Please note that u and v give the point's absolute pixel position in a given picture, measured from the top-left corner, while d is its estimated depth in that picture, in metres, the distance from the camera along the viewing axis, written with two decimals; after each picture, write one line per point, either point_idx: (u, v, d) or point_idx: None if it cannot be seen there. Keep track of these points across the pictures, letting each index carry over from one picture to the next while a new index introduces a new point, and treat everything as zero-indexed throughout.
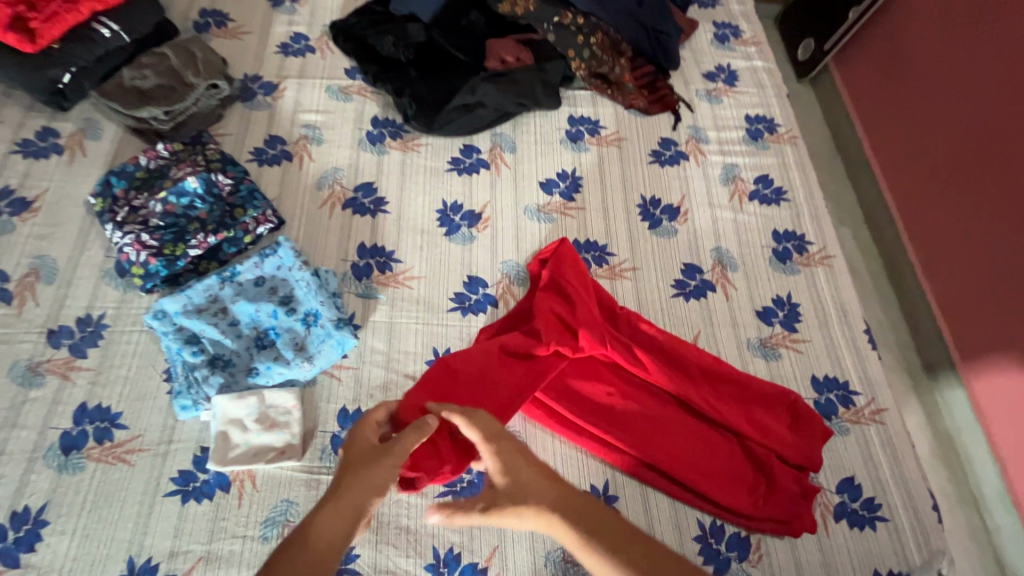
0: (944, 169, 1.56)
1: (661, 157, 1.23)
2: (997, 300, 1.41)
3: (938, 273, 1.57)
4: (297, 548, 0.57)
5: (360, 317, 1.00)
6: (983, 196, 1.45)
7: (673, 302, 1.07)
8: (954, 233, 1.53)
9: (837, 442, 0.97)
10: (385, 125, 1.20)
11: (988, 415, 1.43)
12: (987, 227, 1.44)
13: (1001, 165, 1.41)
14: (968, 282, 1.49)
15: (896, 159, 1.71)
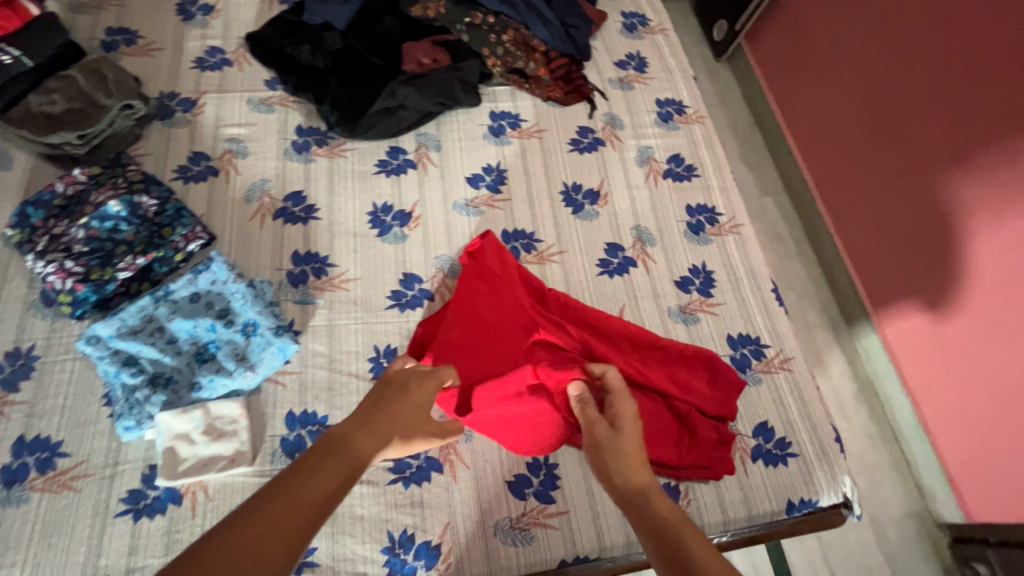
0: (846, 135, 1.69)
1: (580, 145, 1.30)
2: (897, 251, 1.56)
3: (852, 232, 1.71)
4: (333, 456, 0.62)
5: (300, 323, 1.03)
6: (878, 158, 1.59)
7: (599, 280, 1.15)
8: (860, 194, 1.66)
9: (751, 392, 1.07)
10: (310, 133, 1.22)
11: (898, 352, 1.60)
12: (884, 187, 1.58)
13: (890, 128, 1.54)
14: (874, 237, 1.63)
15: (807, 130, 1.84)
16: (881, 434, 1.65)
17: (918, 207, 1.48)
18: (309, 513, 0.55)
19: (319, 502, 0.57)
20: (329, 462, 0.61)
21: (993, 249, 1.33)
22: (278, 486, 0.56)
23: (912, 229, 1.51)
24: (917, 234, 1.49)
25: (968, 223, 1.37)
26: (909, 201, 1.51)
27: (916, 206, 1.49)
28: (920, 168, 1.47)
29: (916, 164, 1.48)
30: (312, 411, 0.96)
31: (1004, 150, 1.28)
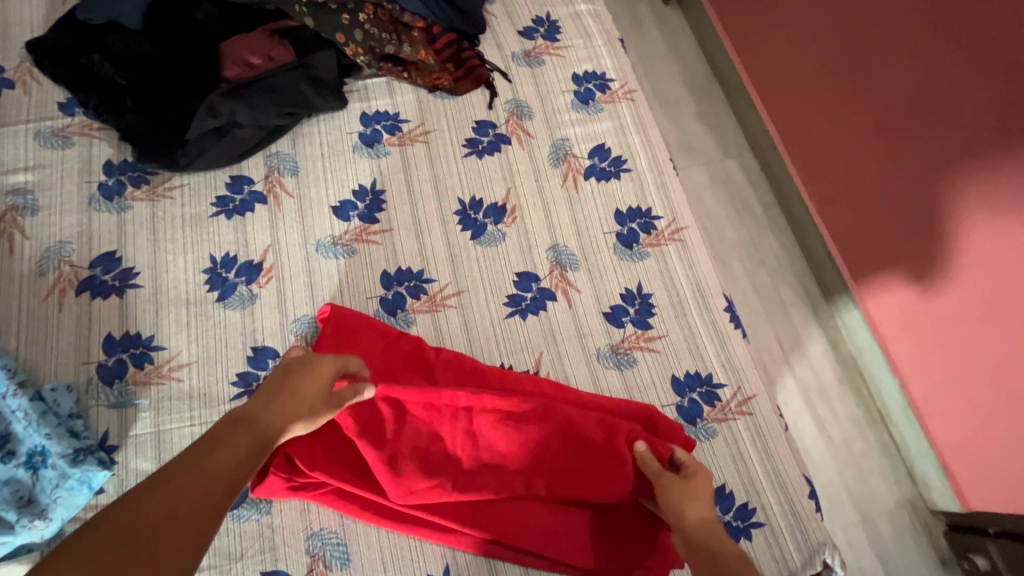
0: (816, 79, 1.38)
1: (478, 146, 1.04)
2: (875, 218, 1.26)
3: (825, 197, 1.40)
4: (232, 437, 0.61)
5: (115, 435, 0.79)
6: (854, 104, 1.28)
7: (508, 324, 0.92)
8: (830, 149, 1.36)
9: (704, 450, 0.87)
10: (124, 171, 0.95)
11: (884, 331, 1.29)
12: (859, 140, 1.28)
13: (868, 67, 1.24)
14: (846, 203, 1.33)
15: (771, 77, 1.52)
16: (869, 419, 1.36)
17: (901, 163, 1.19)
18: (208, 497, 0.56)
19: (215, 494, 0.57)
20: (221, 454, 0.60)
21: (991, 212, 1.04)
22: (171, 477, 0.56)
23: (893, 193, 1.21)
24: (900, 196, 1.20)
25: (959, 180, 1.08)
26: (890, 155, 1.21)
27: (898, 161, 1.19)
28: (904, 112, 1.17)
29: (900, 107, 1.18)
30: None
31: (1006, 85, 0.99)
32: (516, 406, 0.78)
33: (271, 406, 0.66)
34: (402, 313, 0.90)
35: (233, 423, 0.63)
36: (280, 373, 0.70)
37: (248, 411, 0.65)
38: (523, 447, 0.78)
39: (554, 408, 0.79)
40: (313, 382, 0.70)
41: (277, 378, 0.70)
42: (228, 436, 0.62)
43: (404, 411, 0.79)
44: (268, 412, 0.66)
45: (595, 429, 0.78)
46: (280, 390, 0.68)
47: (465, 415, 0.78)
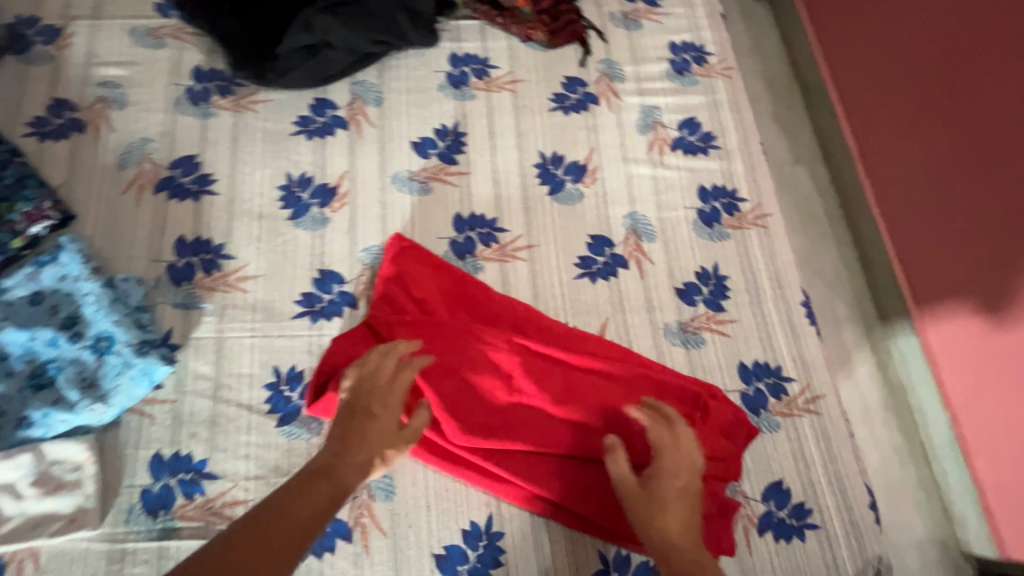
0: (909, 83, 1.15)
1: (565, 102, 1.00)
2: (958, 254, 1.04)
3: (900, 220, 1.17)
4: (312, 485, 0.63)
5: (178, 335, 0.79)
6: (954, 115, 1.05)
7: (578, 285, 0.89)
8: (915, 166, 1.14)
9: (765, 442, 0.82)
10: (211, 78, 0.94)
11: (946, 367, 1.08)
12: (949, 159, 1.06)
13: (974, 73, 1.01)
14: (925, 229, 1.11)
15: (856, 67, 1.29)
16: (910, 447, 1.12)
17: (1002, 191, 0.96)
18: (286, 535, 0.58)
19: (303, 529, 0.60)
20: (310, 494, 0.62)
21: None
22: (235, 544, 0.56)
23: (974, 219, 1.01)
24: (990, 233, 0.98)
25: None
26: (986, 181, 0.99)
27: (993, 190, 0.97)
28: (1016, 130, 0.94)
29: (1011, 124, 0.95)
30: (185, 454, 0.74)
31: None
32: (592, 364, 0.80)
33: (355, 457, 0.66)
34: (471, 258, 0.88)
35: (299, 483, 0.63)
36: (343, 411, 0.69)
37: (326, 460, 0.65)
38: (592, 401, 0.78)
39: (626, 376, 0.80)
40: (388, 423, 0.69)
41: (371, 422, 0.68)
42: (290, 498, 0.61)
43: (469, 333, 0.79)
44: (358, 457, 0.66)
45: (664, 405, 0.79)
46: (353, 442, 0.67)
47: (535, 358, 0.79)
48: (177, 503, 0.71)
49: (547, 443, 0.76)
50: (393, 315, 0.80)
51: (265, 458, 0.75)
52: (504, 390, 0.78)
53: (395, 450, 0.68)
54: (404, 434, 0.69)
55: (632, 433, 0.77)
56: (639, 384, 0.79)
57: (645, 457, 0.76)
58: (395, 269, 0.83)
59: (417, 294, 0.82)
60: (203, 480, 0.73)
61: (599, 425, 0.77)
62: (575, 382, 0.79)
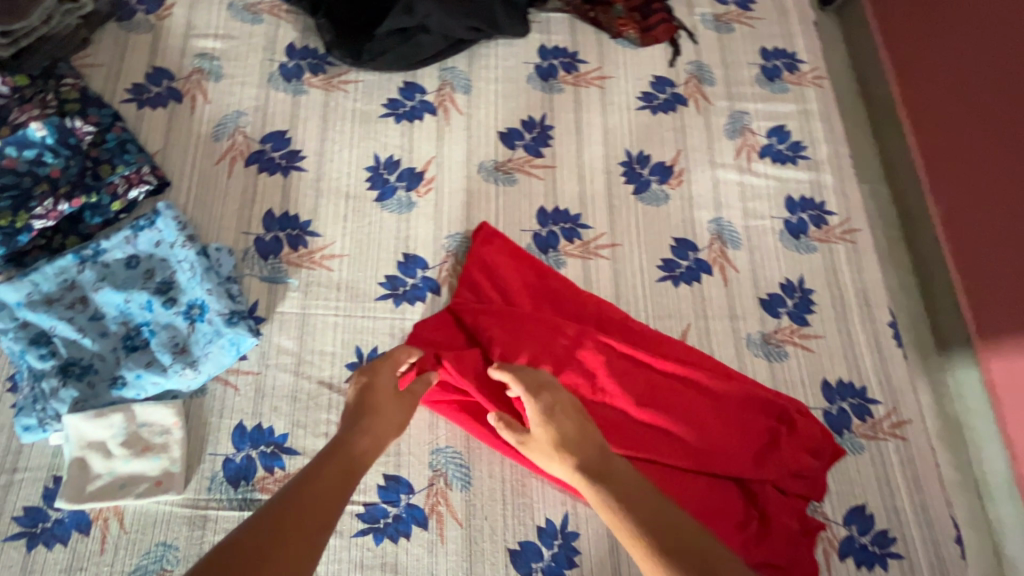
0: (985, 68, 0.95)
1: (653, 102, 0.98)
2: None
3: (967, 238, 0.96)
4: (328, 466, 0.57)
5: (263, 308, 0.79)
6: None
7: (660, 288, 0.87)
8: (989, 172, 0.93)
9: (849, 464, 0.80)
10: (304, 56, 0.94)
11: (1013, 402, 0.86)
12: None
13: None
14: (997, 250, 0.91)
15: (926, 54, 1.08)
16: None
17: None
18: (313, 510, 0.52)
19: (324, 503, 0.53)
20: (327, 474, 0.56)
21: None
22: (276, 510, 0.51)
23: None
24: None
25: None
26: None
27: None
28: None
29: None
30: (267, 427, 0.74)
31: None
32: (678, 368, 0.78)
33: (367, 425, 0.63)
34: (554, 253, 0.87)
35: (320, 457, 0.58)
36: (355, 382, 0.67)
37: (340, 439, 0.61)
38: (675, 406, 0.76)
39: (712, 384, 0.77)
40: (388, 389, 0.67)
41: (372, 389, 0.66)
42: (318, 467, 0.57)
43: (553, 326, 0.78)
44: (363, 425, 0.62)
45: (750, 416, 0.77)
46: (366, 411, 0.64)
47: (620, 357, 0.78)
48: (258, 475, 0.71)
49: (628, 444, 0.74)
50: (478, 302, 0.80)
51: None
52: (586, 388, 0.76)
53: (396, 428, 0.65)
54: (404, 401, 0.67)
55: (715, 442, 0.75)
56: (725, 393, 0.77)
57: (729, 467, 0.73)
58: (482, 258, 0.82)
59: (502, 285, 0.81)
60: (283, 455, 0.73)
61: (682, 431, 0.75)
62: (658, 385, 0.77)
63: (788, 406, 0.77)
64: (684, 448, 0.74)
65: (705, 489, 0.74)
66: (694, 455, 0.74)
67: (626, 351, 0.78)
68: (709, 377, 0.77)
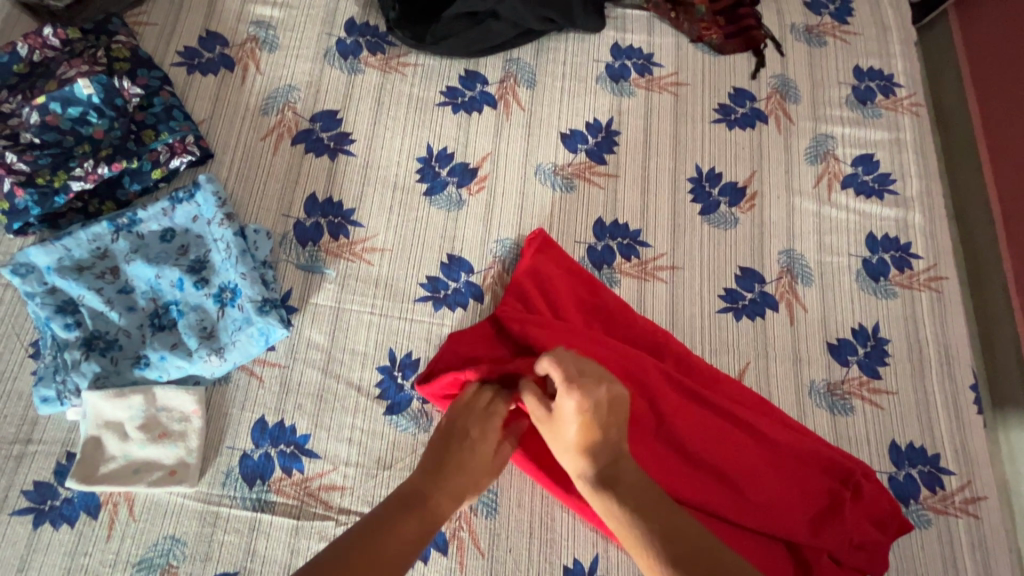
0: None
1: (730, 116, 0.91)
2: None
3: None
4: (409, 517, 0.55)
5: (296, 298, 0.75)
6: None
7: (719, 320, 0.80)
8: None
9: (912, 538, 0.72)
10: (363, 33, 0.89)
11: None
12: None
13: None
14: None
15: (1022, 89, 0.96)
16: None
17: None
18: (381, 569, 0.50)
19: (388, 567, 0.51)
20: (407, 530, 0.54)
21: None
22: (355, 553, 0.50)
23: None
24: None
25: None
26: None
27: None
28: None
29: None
30: (289, 425, 0.70)
31: None
32: (736, 409, 0.71)
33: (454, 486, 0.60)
34: (608, 269, 0.80)
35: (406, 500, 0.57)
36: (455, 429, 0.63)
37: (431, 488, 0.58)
38: (729, 449, 0.70)
39: (772, 431, 0.71)
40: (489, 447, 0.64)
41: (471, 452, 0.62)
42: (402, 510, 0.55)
43: (605, 348, 0.72)
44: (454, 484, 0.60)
45: (811, 474, 0.69)
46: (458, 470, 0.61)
47: (674, 390, 0.72)
48: (275, 475, 0.67)
49: (673, 489, 0.68)
50: (527, 313, 0.73)
51: (368, 446, 0.70)
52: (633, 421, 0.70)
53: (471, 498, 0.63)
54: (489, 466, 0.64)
55: (770, 498, 0.68)
56: (784, 445, 0.70)
57: (783, 529, 0.67)
58: (534, 266, 0.76)
59: (552, 298, 0.75)
60: (303, 457, 0.68)
61: (736, 481, 0.68)
62: (714, 426, 0.70)
63: (854, 468, 0.69)
64: (734, 501, 0.68)
65: (753, 548, 0.67)
66: (745, 510, 0.67)
67: (679, 383, 0.72)
68: (770, 425, 0.70)
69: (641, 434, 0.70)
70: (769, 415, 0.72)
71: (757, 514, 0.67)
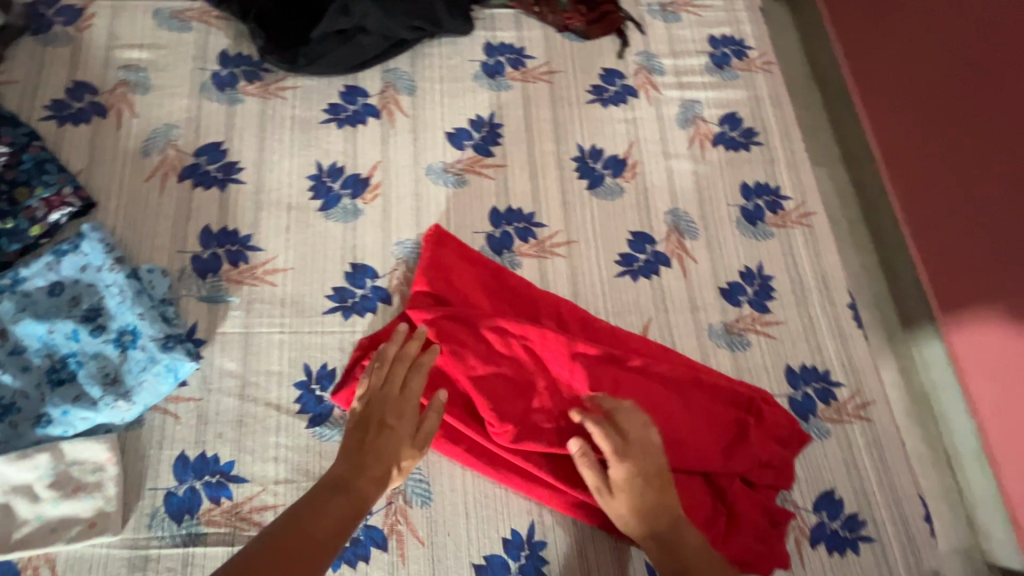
0: (914, 79, 1.00)
1: (603, 95, 0.97)
2: (988, 267, 0.86)
3: (922, 220, 0.97)
4: (332, 499, 0.59)
5: (203, 329, 0.75)
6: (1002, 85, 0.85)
7: (618, 284, 0.85)
8: (944, 148, 0.94)
9: (815, 449, 0.79)
10: (238, 63, 0.90)
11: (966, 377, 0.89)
12: (992, 138, 0.86)
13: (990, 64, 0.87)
14: (957, 228, 0.91)
15: (876, 40, 1.08)
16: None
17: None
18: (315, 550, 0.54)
19: (326, 537, 0.56)
20: (330, 510, 0.58)
21: None
22: (283, 538, 0.54)
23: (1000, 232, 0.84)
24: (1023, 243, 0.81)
25: None
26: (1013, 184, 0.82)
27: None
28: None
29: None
30: (211, 456, 0.70)
31: None
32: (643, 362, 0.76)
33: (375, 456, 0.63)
34: (508, 254, 0.84)
35: (334, 484, 0.60)
36: (362, 424, 0.65)
37: (350, 471, 0.61)
38: (642, 401, 0.74)
39: (678, 376, 0.76)
40: (403, 428, 0.65)
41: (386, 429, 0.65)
42: (325, 501, 0.59)
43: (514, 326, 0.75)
44: (374, 468, 0.62)
45: (717, 409, 0.75)
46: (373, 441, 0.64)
47: (584, 354, 0.75)
48: (203, 507, 0.67)
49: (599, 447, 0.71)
50: (436, 307, 0.76)
51: (295, 461, 0.71)
52: (552, 390, 0.74)
53: (411, 459, 0.65)
54: (416, 439, 0.66)
55: (688, 436, 0.73)
56: (690, 387, 0.76)
57: (697, 463, 0.72)
58: (439, 260, 0.79)
59: (460, 289, 0.78)
60: (230, 484, 0.69)
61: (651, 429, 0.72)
62: (626, 381, 0.74)
63: (755, 397, 0.76)
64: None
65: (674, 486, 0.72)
66: (666, 452, 0.72)
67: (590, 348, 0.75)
68: (675, 371, 0.76)
69: (560, 401, 0.73)
70: (674, 362, 0.78)
71: (673, 454, 0.72)
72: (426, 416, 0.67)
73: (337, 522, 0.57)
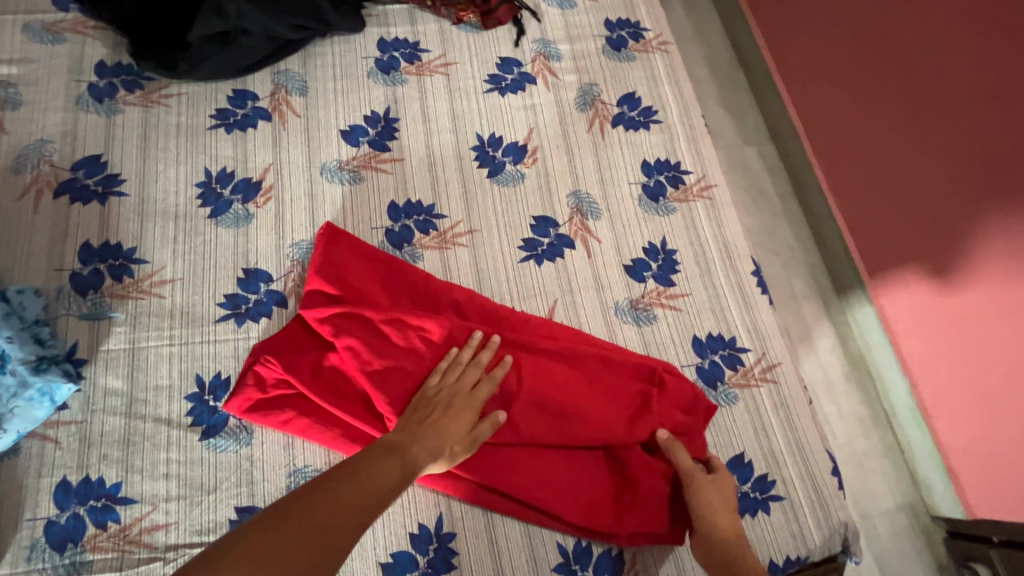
0: (828, 71, 1.11)
1: (501, 83, 0.97)
2: (909, 230, 0.97)
3: (846, 188, 1.10)
4: (384, 458, 0.59)
5: (85, 349, 0.72)
6: (903, 67, 0.96)
7: (523, 268, 0.85)
8: (860, 130, 1.05)
9: (723, 415, 0.80)
10: (117, 73, 0.87)
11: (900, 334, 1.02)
12: (893, 119, 0.98)
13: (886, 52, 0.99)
14: (880, 201, 1.02)
15: (794, 34, 1.19)
16: (873, 415, 1.06)
17: (937, 167, 0.91)
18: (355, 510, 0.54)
19: (371, 500, 0.55)
20: (379, 469, 0.58)
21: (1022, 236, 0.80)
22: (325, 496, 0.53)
23: (916, 199, 0.95)
24: (934, 207, 0.92)
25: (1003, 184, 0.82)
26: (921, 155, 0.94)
27: (930, 162, 0.92)
28: (963, 85, 0.87)
29: (960, 75, 0.87)
30: (96, 479, 0.66)
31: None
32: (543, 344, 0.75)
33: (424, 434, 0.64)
34: (409, 247, 0.83)
35: (383, 447, 0.60)
36: (425, 405, 0.67)
37: (400, 440, 0.62)
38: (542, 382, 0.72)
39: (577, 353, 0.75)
40: (460, 423, 0.66)
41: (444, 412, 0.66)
42: (372, 461, 0.58)
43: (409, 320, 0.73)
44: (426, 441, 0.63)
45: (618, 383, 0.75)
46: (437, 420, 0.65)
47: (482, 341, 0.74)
48: (88, 534, 0.64)
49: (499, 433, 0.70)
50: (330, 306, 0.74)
51: (187, 476, 0.68)
52: None
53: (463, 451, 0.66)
54: (469, 442, 0.66)
55: (586, 412, 0.71)
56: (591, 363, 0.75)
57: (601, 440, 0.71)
58: (332, 259, 0.77)
59: (355, 286, 0.76)
60: (117, 506, 0.66)
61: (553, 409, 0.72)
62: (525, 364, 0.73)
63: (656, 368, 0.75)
64: (559, 425, 0.71)
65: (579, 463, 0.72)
66: (568, 430, 0.71)
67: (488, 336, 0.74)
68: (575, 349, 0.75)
69: None
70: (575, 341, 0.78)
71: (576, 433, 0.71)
72: (479, 424, 0.68)
73: (378, 480, 0.57)
